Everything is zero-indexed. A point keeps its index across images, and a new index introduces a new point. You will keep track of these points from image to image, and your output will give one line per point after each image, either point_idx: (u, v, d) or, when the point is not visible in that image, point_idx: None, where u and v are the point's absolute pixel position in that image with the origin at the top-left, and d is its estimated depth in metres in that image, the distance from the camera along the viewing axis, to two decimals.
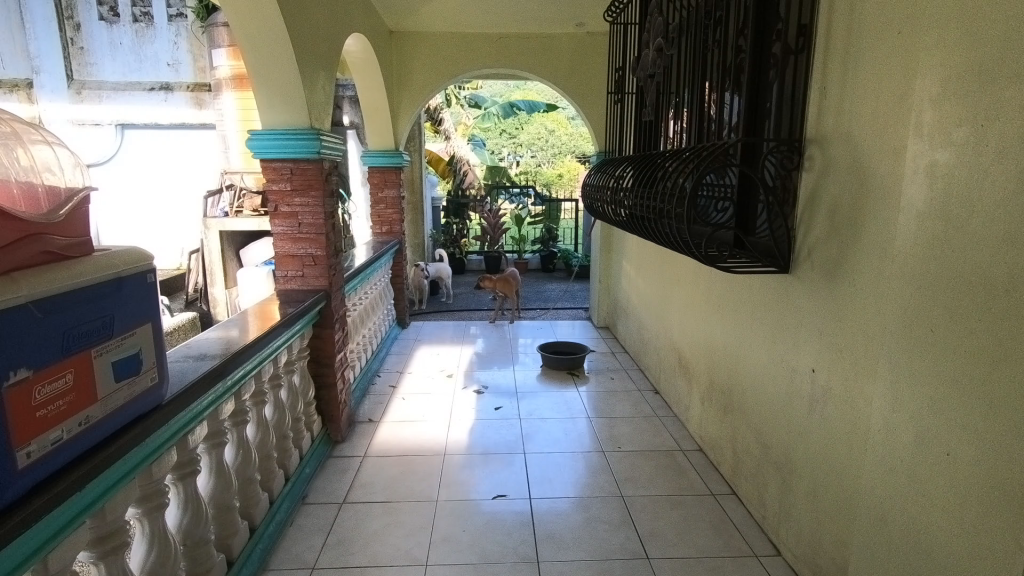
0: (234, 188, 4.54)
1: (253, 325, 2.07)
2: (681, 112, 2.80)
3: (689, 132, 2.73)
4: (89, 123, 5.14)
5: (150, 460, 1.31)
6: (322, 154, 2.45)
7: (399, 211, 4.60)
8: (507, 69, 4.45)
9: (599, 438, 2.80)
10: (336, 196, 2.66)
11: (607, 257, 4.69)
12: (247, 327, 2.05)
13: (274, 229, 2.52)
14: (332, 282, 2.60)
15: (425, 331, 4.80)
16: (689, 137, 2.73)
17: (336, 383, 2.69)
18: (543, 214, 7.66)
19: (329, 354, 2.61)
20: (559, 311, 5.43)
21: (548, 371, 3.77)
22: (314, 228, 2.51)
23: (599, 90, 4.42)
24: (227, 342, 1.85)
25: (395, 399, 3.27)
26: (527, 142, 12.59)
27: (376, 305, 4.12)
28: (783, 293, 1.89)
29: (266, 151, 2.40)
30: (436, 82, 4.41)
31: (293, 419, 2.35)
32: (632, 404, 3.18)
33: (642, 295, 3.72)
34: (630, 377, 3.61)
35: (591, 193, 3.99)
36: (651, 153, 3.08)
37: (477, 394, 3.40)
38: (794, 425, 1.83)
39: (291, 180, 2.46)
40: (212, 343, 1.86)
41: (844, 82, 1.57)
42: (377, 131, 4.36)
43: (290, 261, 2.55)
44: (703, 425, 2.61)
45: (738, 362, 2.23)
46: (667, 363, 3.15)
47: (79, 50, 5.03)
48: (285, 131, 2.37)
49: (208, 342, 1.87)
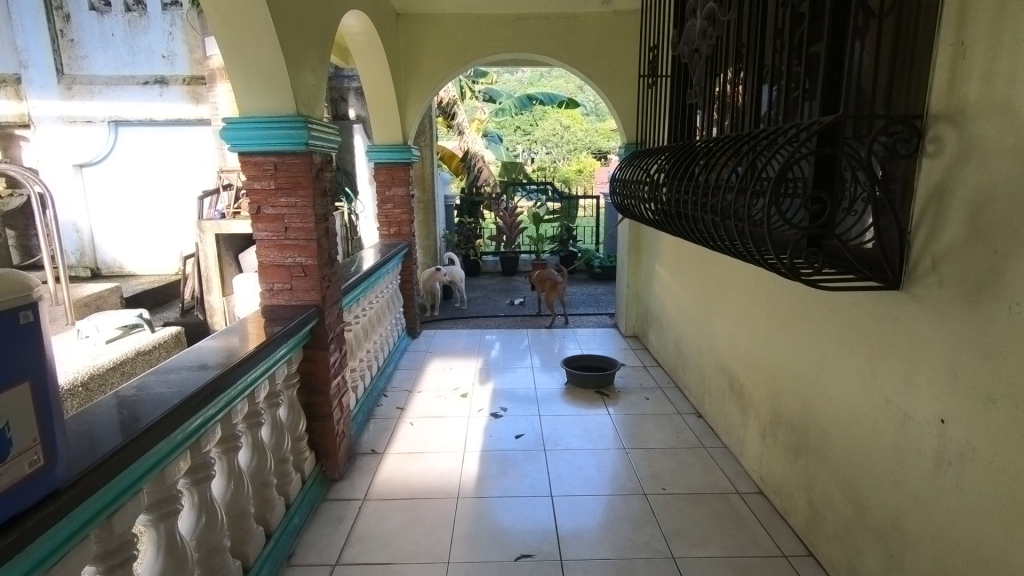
0: (232, 188, 4.36)
1: (231, 348, 1.74)
2: (730, 96, 2.40)
3: (740, 118, 2.33)
4: (80, 120, 4.80)
5: (48, 563, 0.95)
6: (311, 146, 2.06)
7: (408, 211, 4.24)
8: (526, 55, 4.05)
9: (639, 474, 2.39)
10: (330, 195, 2.27)
11: (637, 259, 4.25)
12: (221, 352, 1.71)
13: (257, 235, 2.14)
14: (326, 295, 2.23)
15: (436, 340, 4.40)
16: (740, 124, 2.33)
17: (332, 412, 2.31)
18: (561, 211, 7.23)
19: (323, 380, 2.24)
20: (582, 317, 5.02)
21: (573, 389, 3.37)
22: (304, 234, 2.13)
23: (627, 76, 4.00)
24: (192, 376, 1.51)
25: (402, 425, 2.88)
26: (541, 138, 12.11)
27: (382, 314, 3.75)
28: (888, 315, 1.47)
29: (243, 143, 2.02)
30: (448, 69, 4.02)
31: (278, 460, 1.98)
32: (673, 431, 2.77)
33: (679, 303, 3.29)
34: (667, 396, 3.20)
35: (619, 189, 3.58)
36: (695, 142, 2.65)
37: (494, 417, 3.00)
38: (905, 487, 1.42)
39: (275, 176, 2.08)
40: (173, 375, 1.53)
41: (998, 36, 1.15)
42: (384, 123, 3.98)
43: (277, 272, 2.17)
44: (765, 464, 2.19)
45: (816, 394, 1.82)
46: (714, 385, 2.73)
47: (69, 43, 4.72)
48: (267, 119, 1.99)
49: (171, 373, 1.54)
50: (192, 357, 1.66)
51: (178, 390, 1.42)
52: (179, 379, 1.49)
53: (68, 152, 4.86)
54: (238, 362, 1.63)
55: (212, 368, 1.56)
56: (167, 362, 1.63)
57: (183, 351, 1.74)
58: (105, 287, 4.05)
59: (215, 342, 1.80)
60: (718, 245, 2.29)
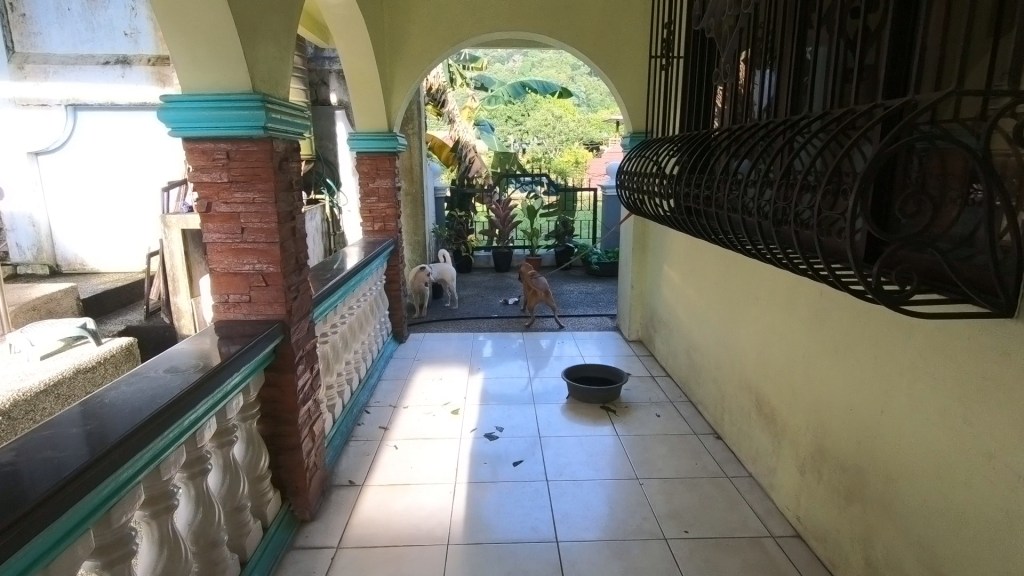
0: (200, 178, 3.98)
1: (179, 375, 1.45)
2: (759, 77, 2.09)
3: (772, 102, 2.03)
4: (35, 104, 4.41)
5: None
6: (271, 131, 1.71)
7: (394, 205, 3.90)
8: (523, 34, 3.69)
9: (656, 512, 2.09)
10: (296, 189, 1.93)
11: (642, 257, 3.93)
12: (166, 380, 1.42)
13: (208, 238, 1.80)
14: (293, 308, 1.90)
15: (425, 345, 4.07)
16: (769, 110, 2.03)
17: (302, 444, 1.98)
18: (557, 204, 6.89)
19: (290, 408, 1.91)
20: (581, 318, 4.71)
21: (576, 404, 3.06)
22: (264, 236, 1.78)
23: (634, 58, 3.66)
24: (127, 411, 1.23)
25: (385, 449, 2.56)
26: (533, 129, 11.70)
27: (365, 318, 3.40)
28: (996, 349, 1.17)
29: (186, 126, 1.66)
30: (438, 49, 3.66)
31: (233, 509, 1.65)
32: (690, 456, 2.47)
33: (693, 308, 2.98)
34: (678, 412, 2.90)
35: (624, 180, 3.28)
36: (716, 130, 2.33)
37: (488, 438, 2.68)
38: (1016, 566, 1.13)
39: (228, 167, 1.73)
40: (102, 409, 1.24)
41: None
42: (367, 108, 3.61)
43: (232, 282, 1.82)
44: (804, 504, 1.90)
45: (880, 434, 1.53)
46: (737, 405, 2.43)
47: (21, 18, 4.29)
48: (215, 96, 1.63)
49: (102, 407, 1.26)
50: (131, 386, 1.38)
51: (106, 431, 1.14)
52: (110, 416, 1.22)
53: (23, 138, 4.46)
54: (183, 394, 1.34)
55: (151, 403, 1.28)
56: (83, 401, 1.29)
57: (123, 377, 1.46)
58: (61, 287, 3.67)
59: (162, 367, 1.51)
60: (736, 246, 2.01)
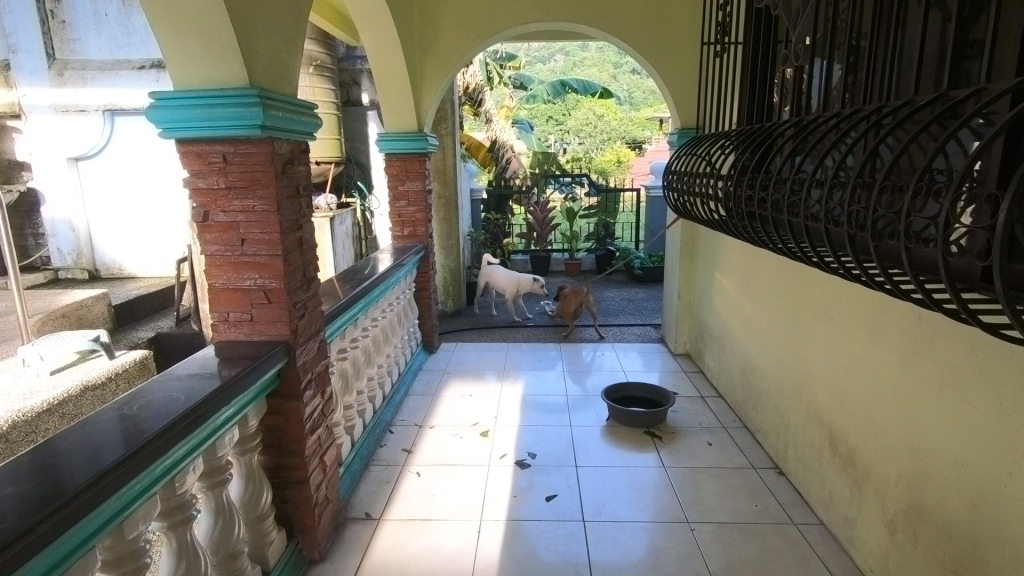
0: None
1: (153, 413, 1.23)
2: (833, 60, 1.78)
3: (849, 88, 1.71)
4: (74, 110, 4.41)
5: None
6: (271, 130, 1.51)
7: (424, 209, 3.71)
8: (561, 25, 3.44)
9: (711, 568, 1.79)
10: (303, 196, 1.73)
11: (691, 263, 3.60)
12: (136, 420, 1.21)
13: (206, 250, 1.62)
14: (299, 327, 1.71)
15: (457, 356, 3.86)
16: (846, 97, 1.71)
17: (310, 477, 1.79)
18: (598, 206, 6.59)
19: (296, 438, 1.72)
20: (623, 328, 4.41)
21: (617, 427, 2.78)
22: (266, 247, 1.60)
23: (682, 47, 3.34)
24: (78, 463, 1.03)
25: (406, 476, 2.36)
26: (574, 128, 11.35)
27: (393, 328, 3.20)
28: None
29: (178, 126, 1.48)
30: (470, 43, 3.44)
31: (227, 555, 1.47)
32: (748, 496, 2.16)
33: (750, 324, 2.66)
34: (732, 440, 2.59)
35: (672, 181, 2.98)
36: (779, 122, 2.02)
37: (520, 466, 2.43)
38: None
39: (225, 171, 1.54)
40: (46, 460, 1.04)
41: None
42: (396, 107, 3.43)
43: (232, 299, 1.64)
44: (893, 569, 1.59)
45: (1006, 501, 1.21)
46: (805, 439, 2.12)
47: (60, 24, 4.31)
48: (208, 91, 1.44)
49: (54, 453, 1.07)
50: (97, 425, 1.18)
51: (33, 493, 0.92)
52: (51, 469, 1.00)
53: (63, 144, 4.48)
54: (149, 440, 1.12)
55: (107, 454, 1.06)
56: (47, 439, 1.11)
57: (97, 413, 1.27)
58: (93, 293, 3.63)
59: (140, 401, 1.30)
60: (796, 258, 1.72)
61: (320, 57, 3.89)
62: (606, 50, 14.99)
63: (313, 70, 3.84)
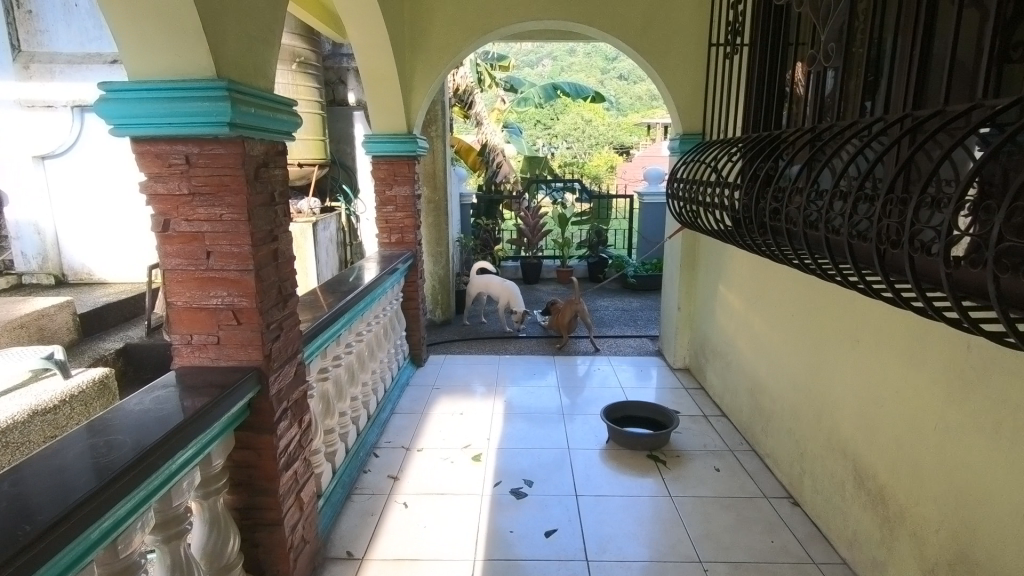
0: None
1: (90, 464, 1.01)
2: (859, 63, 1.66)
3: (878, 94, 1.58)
4: (40, 105, 4.16)
5: None
6: (241, 130, 1.32)
7: (412, 215, 3.52)
8: (558, 24, 3.28)
9: None
10: (279, 203, 1.55)
11: (692, 274, 3.46)
12: (68, 474, 0.99)
13: (166, 263, 1.43)
14: (273, 351, 1.52)
15: (446, 369, 3.66)
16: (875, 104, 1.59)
17: (285, 517, 1.59)
18: (590, 212, 6.45)
19: (270, 475, 1.53)
20: (618, 340, 4.25)
21: (618, 450, 2.61)
22: (235, 260, 1.41)
23: (686, 49, 3.20)
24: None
25: (392, 507, 2.17)
26: (563, 133, 11.22)
27: (379, 342, 3.01)
28: None
29: (133, 122, 1.28)
30: (463, 42, 3.27)
31: None
32: (763, 529, 2.01)
33: (759, 340, 2.52)
34: (741, 466, 2.44)
35: (675, 188, 2.85)
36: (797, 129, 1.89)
37: (515, 495, 2.26)
38: None
39: (189, 175, 1.35)
40: None
41: None
42: (384, 107, 3.25)
43: (197, 319, 1.45)
44: None
45: None
46: (824, 470, 1.97)
47: (26, 15, 4.07)
48: (168, 83, 1.25)
49: None
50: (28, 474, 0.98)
51: None
52: None
53: (28, 142, 4.22)
54: (79, 504, 0.90)
55: (38, 513, 0.87)
56: None
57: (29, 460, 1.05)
58: (57, 301, 3.38)
59: (77, 446, 1.08)
60: (813, 274, 1.60)
61: (304, 53, 3.69)
62: (595, 55, 14.93)
63: (297, 67, 3.63)
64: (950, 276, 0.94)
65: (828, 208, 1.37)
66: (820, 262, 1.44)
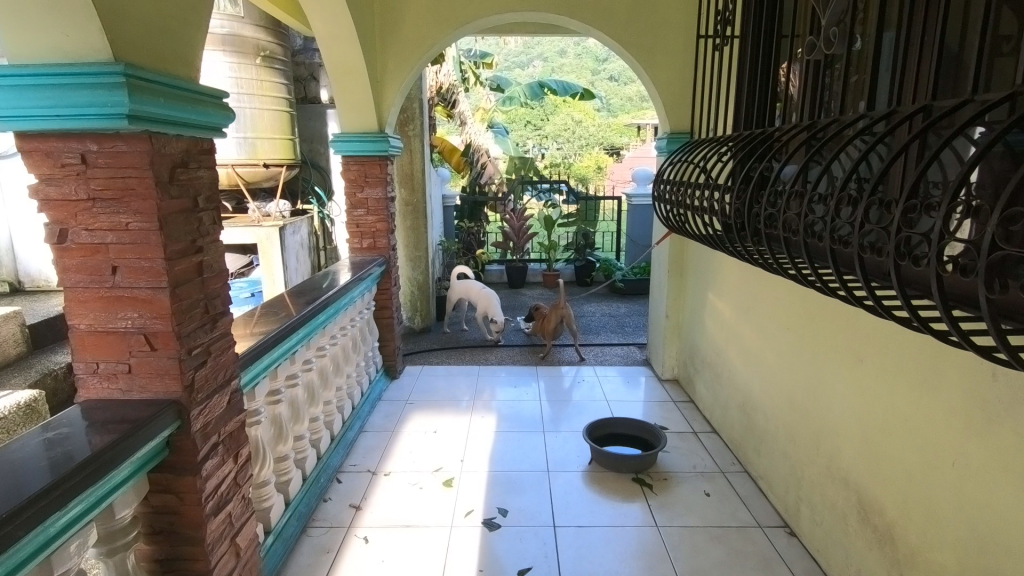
0: None
1: None
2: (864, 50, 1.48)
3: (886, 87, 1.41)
4: None
5: None
6: (145, 124, 1.12)
7: (385, 219, 3.32)
8: (537, 16, 3.09)
9: None
10: (206, 209, 1.34)
11: (680, 281, 3.28)
12: None
13: (66, 280, 1.22)
14: (196, 381, 1.32)
15: (422, 381, 3.46)
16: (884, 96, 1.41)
17: (215, 569, 1.39)
18: (578, 214, 6.27)
19: (195, 522, 1.33)
20: (605, 348, 4.07)
21: (601, 473, 2.42)
22: (144, 277, 1.20)
23: (672, 42, 3.02)
24: None
25: (351, 542, 1.98)
26: (552, 133, 11.02)
27: (348, 354, 2.79)
28: None
29: (13, 116, 1.08)
30: (437, 35, 3.07)
31: None
32: (757, 565, 1.83)
33: (751, 354, 2.35)
34: (733, 490, 2.27)
35: (662, 190, 2.67)
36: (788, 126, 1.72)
37: (489, 526, 2.07)
38: None
39: (87, 178, 1.15)
40: None
41: None
42: (352, 102, 3.05)
43: (104, 345, 1.24)
44: None
45: None
46: (824, 500, 1.79)
47: None
48: (52, 69, 1.04)
49: None
50: None
51: None
52: None
53: None
54: None
55: None
56: None
57: None
58: (2, 311, 3.15)
59: None
60: (809, 286, 1.43)
61: (270, 47, 3.48)
62: (584, 56, 14.79)
63: (261, 62, 3.42)
64: (990, 301, 0.76)
65: (833, 211, 1.19)
66: (819, 275, 1.26)
